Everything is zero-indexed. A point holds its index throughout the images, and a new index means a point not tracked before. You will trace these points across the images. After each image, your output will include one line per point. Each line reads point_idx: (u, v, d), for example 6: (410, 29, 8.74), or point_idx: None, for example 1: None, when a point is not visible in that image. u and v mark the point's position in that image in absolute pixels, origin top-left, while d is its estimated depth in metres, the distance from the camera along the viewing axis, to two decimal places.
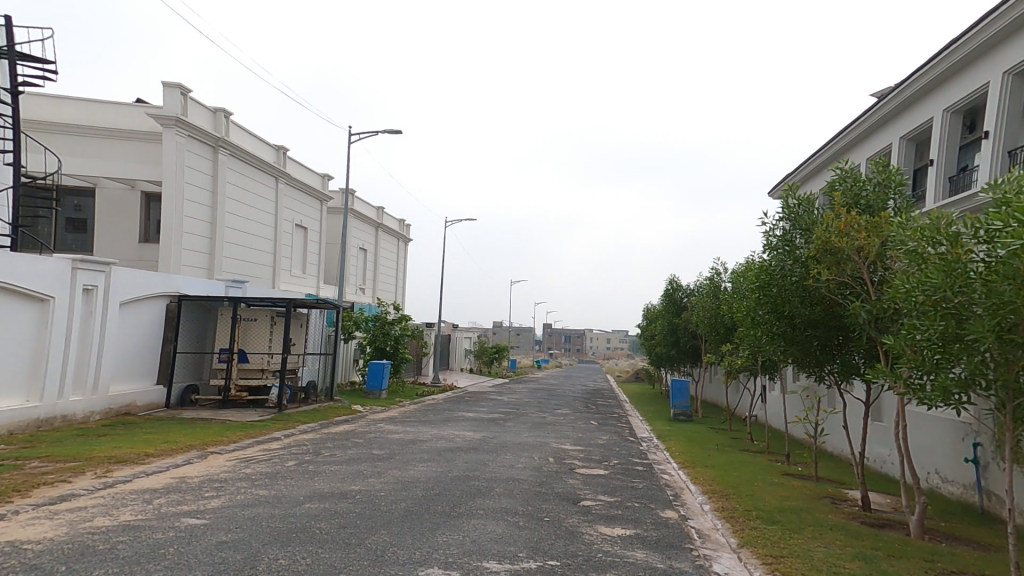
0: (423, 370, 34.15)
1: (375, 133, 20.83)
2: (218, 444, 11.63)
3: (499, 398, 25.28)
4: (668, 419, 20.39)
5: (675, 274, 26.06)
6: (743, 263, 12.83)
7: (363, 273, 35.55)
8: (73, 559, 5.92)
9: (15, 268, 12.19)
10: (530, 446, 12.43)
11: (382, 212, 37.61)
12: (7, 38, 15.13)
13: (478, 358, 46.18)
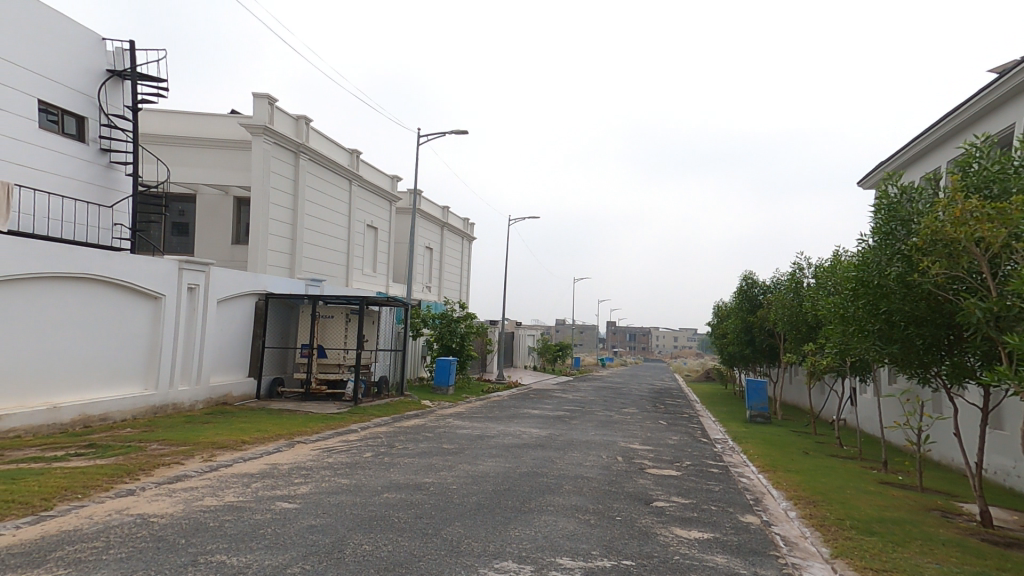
0: (488, 366, 34.74)
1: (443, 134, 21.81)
2: (304, 434, 12.44)
3: (564, 396, 25.28)
4: (743, 420, 19.61)
5: (749, 271, 24.99)
6: (830, 259, 12.21)
7: (430, 271, 36.64)
8: (189, 533, 6.56)
9: (135, 269, 13.61)
10: (598, 444, 12.38)
11: (449, 211, 38.60)
12: (129, 61, 16.80)
13: (542, 355, 46.35)
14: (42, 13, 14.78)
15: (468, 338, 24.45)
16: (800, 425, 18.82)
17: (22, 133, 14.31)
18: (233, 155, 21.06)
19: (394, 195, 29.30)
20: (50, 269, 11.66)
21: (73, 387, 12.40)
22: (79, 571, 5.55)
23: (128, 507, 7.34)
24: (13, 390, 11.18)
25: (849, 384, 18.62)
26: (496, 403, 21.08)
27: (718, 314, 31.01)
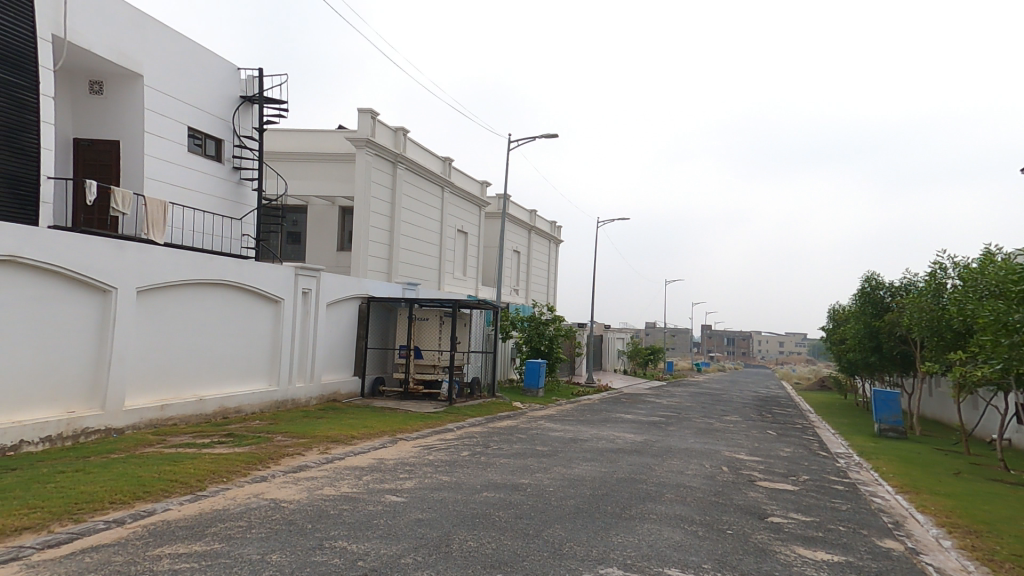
0: (577, 369, 34.58)
1: (533, 138, 22.81)
2: (405, 431, 13.06)
3: (657, 401, 24.48)
4: (870, 435, 17.82)
5: (873, 271, 22.81)
6: (985, 257, 10.87)
7: (518, 275, 37.12)
8: (314, 519, 7.11)
9: (260, 275, 15.11)
10: (699, 452, 11.84)
11: (536, 215, 38.97)
12: (257, 87, 18.75)
13: (632, 359, 45.29)
14: (188, 48, 16.81)
15: (556, 340, 24.55)
16: (945, 443, 16.81)
17: (174, 155, 16.35)
18: (339, 168, 22.72)
19: (483, 200, 30.10)
20: (197, 277, 13.28)
21: (214, 382, 14.04)
22: (229, 546, 6.25)
23: (263, 492, 8.17)
24: (170, 384, 12.88)
25: (1014, 400, 16.40)
26: (588, 406, 20.84)
27: (834, 318, 28.45)
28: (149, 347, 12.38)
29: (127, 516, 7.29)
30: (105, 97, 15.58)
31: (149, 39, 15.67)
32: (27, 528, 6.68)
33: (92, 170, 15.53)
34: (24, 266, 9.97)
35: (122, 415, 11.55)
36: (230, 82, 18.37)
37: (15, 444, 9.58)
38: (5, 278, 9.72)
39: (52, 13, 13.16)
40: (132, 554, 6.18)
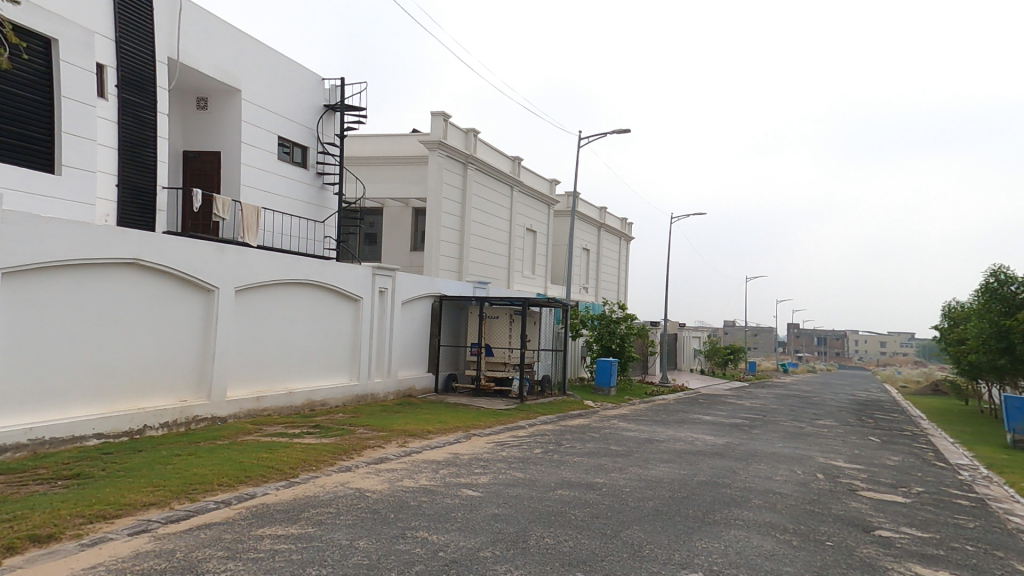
0: (650, 368, 33.69)
1: (604, 134, 22.57)
2: (478, 427, 13.22)
3: (738, 402, 23.28)
4: (996, 446, 15.90)
5: (1001, 263, 20.33)
6: None
7: (588, 272, 36.71)
8: (396, 510, 7.35)
9: (341, 275, 15.98)
10: (789, 457, 11.08)
11: (606, 211, 38.42)
12: (339, 96, 19.89)
13: (711, 359, 43.42)
14: (278, 63, 18.09)
15: (628, 339, 24.09)
16: None
17: (265, 163, 17.62)
18: (412, 171, 23.53)
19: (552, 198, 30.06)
20: (285, 277, 14.17)
21: (301, 375, 14.95)
22: (320, 531, 6.59)
23: (349, 482, 8.62)
24: (264, 377, 13.87)
25: None
26: (664, 406, 20.15)
27: (951, 316, 25.71)
28: (247, 342, 13.40)
29: (232, 497, 7.94)
30: (208, 111, 17.05)
31: (246, 57, 17.03)
32: (152, 504, 7.43)
33: (196, 179, 17.06)
34: (143, 268, 11.10)
35: (225, 405, 12.62)
36: (315, 93, 19.57)
37: (139, 428, 10.81)
38: (128, 279, 10.88)
39: (165, 39, 14.63)
40: (238, 533, 6.69)
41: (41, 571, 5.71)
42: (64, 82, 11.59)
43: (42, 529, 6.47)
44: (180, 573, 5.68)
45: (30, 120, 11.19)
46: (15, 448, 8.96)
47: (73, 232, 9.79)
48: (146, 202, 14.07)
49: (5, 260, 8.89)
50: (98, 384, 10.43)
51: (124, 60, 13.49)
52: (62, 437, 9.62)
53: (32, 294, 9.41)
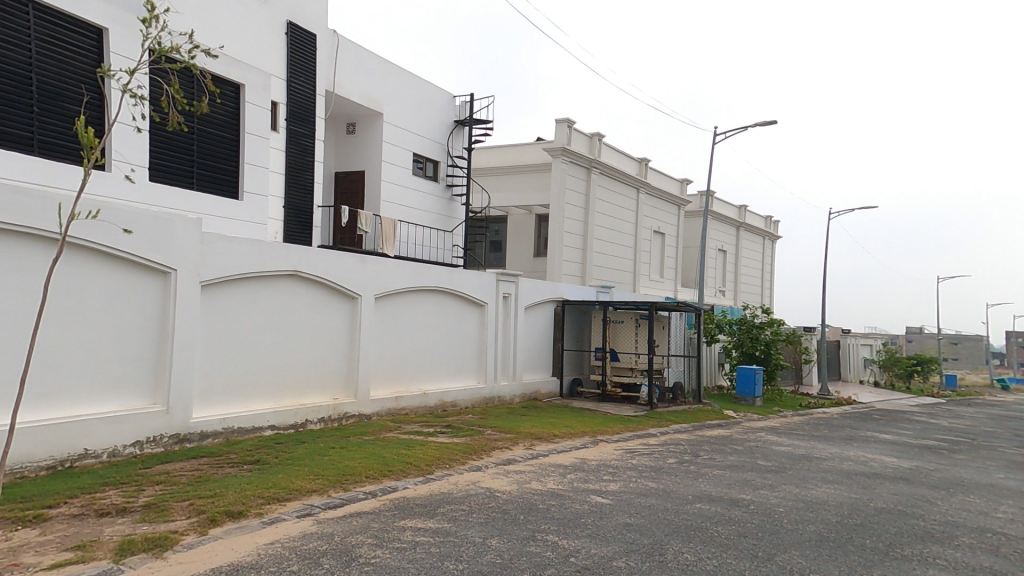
0: (805, 378, 30.29)
1: (747, 128, 20.94)
2: (605, 433, 12.81)
3: (924, 421, 19.80)
4: None
5: None
6: None
7: (724, 275, 34.25)
8: (526, 511, 7.31)
9: (468, 282, 16.72)
10: (1011, 492, 9.03)
11: (746, 209, 35.72)
12: (468, 111, 21.24)
13: (888, 369, 37.64)
14: (414, 85, 19.71)
15: (775, 345, 21.91)
16: None
17: (401, 179, 19.26)
18: (534, 178, 24.00)
19: (681, 198, 28.84)
20: (419, 284, 15.18)
21: (435, 377, 15.84)
22: (455, 527, 6.74)
23: (479, 481, 8.82)
24: (403, 378, 14.92)
25: None
26: (825, 421, 17.73)
27: None
28: (388, 345, 14.53)
29: (378, 489, 8.54)
30: (354, 135, 18.97)
31: (388, 83, 18.82)
32: (314, 491, 8.27)
33: (345, 198, 19.11)
34: (302, 280, 12.57)
35: (370, 403, 13.78)
36: (445, 110, 21.00)
37: (302, 421, 12.24)
38: (291, 289, 12.38)
39: (323, 75, 16.73)
40: (383, 523, 7.11)
41: (234, 543, 6.60)
42: (249, 120, 13.75)
43: (234, 506, 7.51)
44: (337, 556, 6.17)
45: (222, 154, 13.38)
46: (213, 435, 10.67)
47: (249, 249, 11.40)
48: (305, 219, 16.04)
49: (202, 275, 10.61)
50: (271, 383, 12.01)
51: (292, 97, 15.76)
52: (246, 427, 11.23)
53: (222, 305, 11.12)
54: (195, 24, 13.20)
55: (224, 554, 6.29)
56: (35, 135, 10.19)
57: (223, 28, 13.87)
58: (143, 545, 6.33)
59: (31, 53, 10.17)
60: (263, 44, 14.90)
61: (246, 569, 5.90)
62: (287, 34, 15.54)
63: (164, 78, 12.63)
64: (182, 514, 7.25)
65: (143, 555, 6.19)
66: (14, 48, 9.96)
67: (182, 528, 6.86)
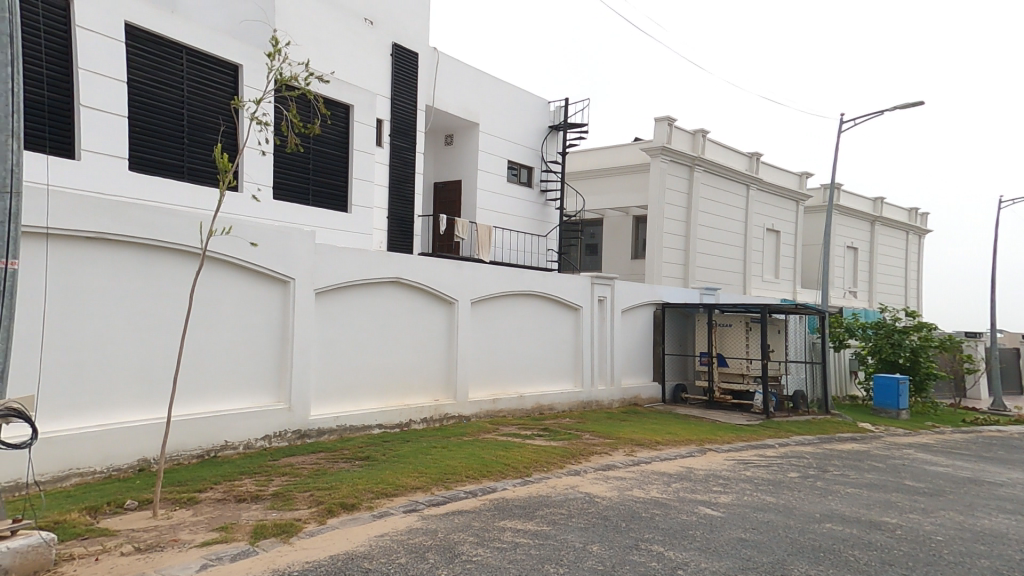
0: (970, 391, 26.06)
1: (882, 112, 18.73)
2: (715, 442, 11.87)
3: None
4: None
5: None
6: None
7: (856, 274, 30.76)
8: (628, 519, 6.88)
9: (563, 286, 16.53)
10: None
11: (882, 201, 31.95)
12: (562, 116, 21.29)
13: None
14: (509, 94, 20.06)
15: (924, 352, 19.10)
16: None
17: (497, 187, 19.63)
18: (631, 179, 23.26)
19: (800, 193, 26.52)
20: (514, 288, 15.26)
21: (532, 380, 15.80)
22: (555, 531, 6.51)
23: (578, 486, 8.50)
24: (500, 381, 15.04)
25: None
26: (995, 440, 15.01)
27: None
28: (485, 348, 14.75)
29: (478, 489, 8.56)
30: (452, 146, 19.68)
31: (485, 94, 19.33)
32: (418, 488, 8.48)
33: (443, 208, 19.85)
34: (402, 285, 13.13)
35: (469, 405, 14.05)
36: (539, 116, 21.15)
37: (407, 421, 12.76)
38: (392, 295, 12.97)
39: (424, 91, 17.56)
40: (484, 522, 7.07)
41: (349, 533, 6.94)
42: (357, 138, 14.75)
43: (348, 498, 7.91)
44: (442, 551, 6.22)
45: (334, 171, 14.46)
46: (329, 431, 11.45)
47: (357, 258, 12.13)
48: (406, 229, 16.87)
49: (316, 283, 11.46)
50: (379, 384, 12.65)
51: (396, 113, 16.69)
52: (357, 425, 11.94)
53: (334, 311, 11.92)
54: (312, 53, 14.46)
55: (340, 543, 6.62)
56: (185, 164, 11.70)
57: (336, 55, 15.06)
58: (272, 530, 6.85)
59: (183, 92, 11.68)
60: (370, 66, 15.95)
61: (359, 559, 6.14)
62: (391, 55, 16.51)
63: (284, 105, 13.92)
64: (304, 504, 7.78)
65: (273, 539, 6.68)
66: (170, 89, 11.49)
67: (304, 517, 7.34)
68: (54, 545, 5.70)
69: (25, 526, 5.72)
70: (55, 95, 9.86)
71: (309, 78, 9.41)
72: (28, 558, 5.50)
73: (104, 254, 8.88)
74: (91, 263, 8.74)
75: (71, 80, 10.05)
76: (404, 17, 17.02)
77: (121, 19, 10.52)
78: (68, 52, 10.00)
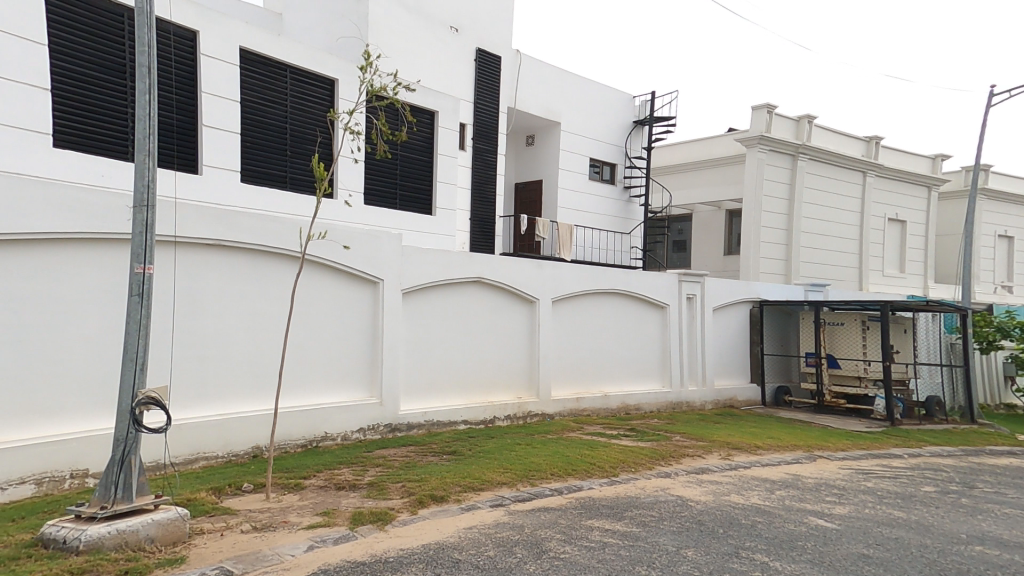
0: None
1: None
2: (826, 449, 10.74)
3: None
4: None
5: None
6: None
7: (1007, 267, 26.67)
8: (726, 525, 6.34)
9: (649, 283, 15.86)
10: None
11: None
12: (648, 110, 20.57)
13: None
14: (592, 90, 19.69)
15: None
16: None
17: (579, 185, 19.35)
18: (723, 171, 21.90)
19: (932, 177, 23.54)
20: (598, 286, 14.90)
21: (618, 380, 15.33)
22: (645, 533, 6.15)
23: (669, 488, 8.03)
24: (583, 379, 14.74)
25: None
26: None
27: None
28: (569, 346, 14.52)
29: (563, 487, 8.36)
30: (533, 146, 19.64)
31: (567, 91, 19.12)
32: (504, 483, 8.45)
33: (525, 208, 19.87)
34: (484, 285, 13.24)
35: (552, 403, 13.91)
36: (622, 111, 20.58)
37: (491, 418, 12.89)
38: (474, 294, 13.10)
39: (506, 92, 17.70)
40: (571, 520, 6.86)
41: (439, 524, 7.04)
42: (441, 143, 15.15)
43: (437, 490, 8.05)
44: (529, 547, 6.09)
45: (419, 176, 14.95)
46: (417, 426, 11.83)
47: (442, 259, 12.42)
48: (489, 229, 17.09)
49: (403, 284, 11.88)
50: (464, 381, 12.87)
51: (478, 117, 16.96)
52: (444, 420, 12.22)
53: (420, 310, 12.27)
54: (400, 64, 15.06)
55: (432, 534, 6.71)
56: (288, 175, 12.62)
57: (422, 64, 15.58)
58: (369, 517, 7.10)
59: (286, 109, 12.61)
60: (455, 72, 16.34)
61: (449, 549, 6.18)
62: (475, 59, 16.80)
63: (374, 115, 14.61)
64: (397, 494, 8.02)
65: (370, 526, 6.94)
66: (275, 106, 12.43)
67: (398, 506, 7.56)
68: (187, 519, 6.28)
69: (165, 502, 6.37)
70: (182, 117, 11.03)
71: (397, 87, 9.67)
72: (167, 529, 6.08)
73: (220, 259, 9.74)
74: (209, 268, 9.62)
75: (195, 103, 11.19)
76: (486, 21, 17.27)
77: (235, 45, 11.56)
78: (193, 78, 11.14)
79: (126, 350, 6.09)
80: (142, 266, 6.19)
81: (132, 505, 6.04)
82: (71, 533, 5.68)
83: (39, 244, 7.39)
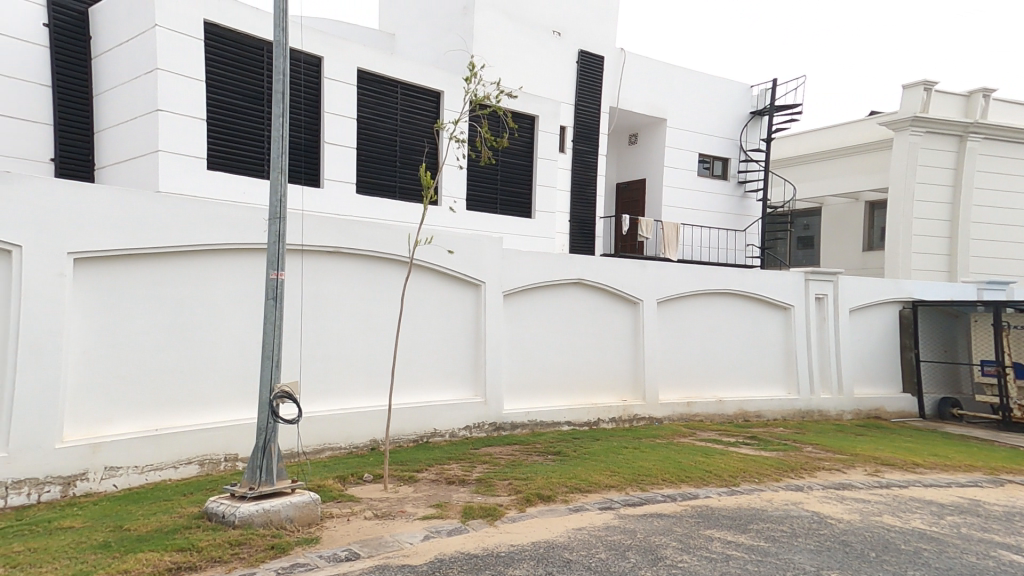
0: None
1: None
2: (1013, 473, 8.88)
3: None
4: None
5: None
6: None
7: None
8: (880, 549, 5.37)
9: (771, 281, 14.45)
10: None
11: None
12: (769, 98, 18.91)
13: None
14: (703, 79, 18.52)
15: None
16: None
17: (688, 181, 18.26)
18: (863, 159, 19.42)
19: None
20: (712, 285, 13.87)
21: (735, 384, 14.11)
22: (777, 549, 5.40)
23: (802, 502, 7.07)
24: (695, 383, 13.75)
25: None
26: None
27: None
28: (679, 348, 13.64)
29: (677, 494, 7.73)
30: (637, 144, 18.86)
31: (677, 84, 18.17)
32: (613, 486, 8.02)
33: (627, 207, 19.14)
34: (586, 286, 12.87)
35: (660, 407, 13.13)
36: (739, 99, 19.11)
37: (595, 420, 12.46)
38: (576, 296, 12.77)
39: (611, 89, 17.23)
40: (687, 529, 6.26)
41: (547, 522, 6.81)
42: (542, 146, 15.09)
43: (544, 489, 7.83)
44: (644, 553, 5.63)
45: (520, 180, 14.96)
46: (522, 425, 11.77)
47: (546, 260, 12.30)
48: (589, 230, 16.71)
49: (506, 285, 11.92)
50: (567, 382, 12.59)
51: (580, 118, 16.68)
52: (548, 421, 12.03)
53: (523, 311, 12.22)
54: (504, 70, 15.27)
55: (541, 532, 6.50)
56: (397, 185, 13.24)
57: (526, 68, 15.66)
58: (479, 511, 7.07)
59: (396, 123, 13.26)
60: (558, 73, 16.23)
61: (559, 548, 5.92)
62: (579, 59, 16.58)
63: (477, 123, 14.93)
64: (504, 491, 7.93)
65: (481, 520, 6.90)
66: (387, 120, 13.13)
67: (506, 503, 7.46)
68: (319, 503, 6.67)
69: (300, 486, 6.81)
70: (309, 136, 12.04)
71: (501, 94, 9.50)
72: (303, 512, 6.50)
73: (340, 265, 10.41)
74: (331, 274, 10.32)
75: (319, 123, 12.18)
76: (590, 19, 16.97)
77: (354, 65, 12.45)
78: (317, 99, 12.15)
79: (265, 348, 6.60)
80: (276, 272, 6.73)
81: (274, 487, 6.52)
82: (229, 508, 6.26)
83: (195, 254, 8.34)
